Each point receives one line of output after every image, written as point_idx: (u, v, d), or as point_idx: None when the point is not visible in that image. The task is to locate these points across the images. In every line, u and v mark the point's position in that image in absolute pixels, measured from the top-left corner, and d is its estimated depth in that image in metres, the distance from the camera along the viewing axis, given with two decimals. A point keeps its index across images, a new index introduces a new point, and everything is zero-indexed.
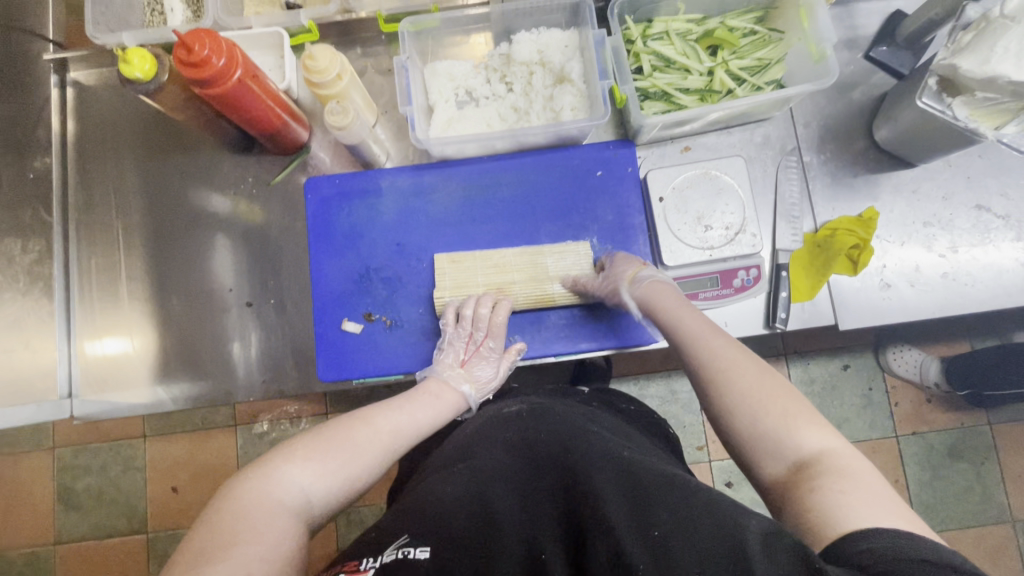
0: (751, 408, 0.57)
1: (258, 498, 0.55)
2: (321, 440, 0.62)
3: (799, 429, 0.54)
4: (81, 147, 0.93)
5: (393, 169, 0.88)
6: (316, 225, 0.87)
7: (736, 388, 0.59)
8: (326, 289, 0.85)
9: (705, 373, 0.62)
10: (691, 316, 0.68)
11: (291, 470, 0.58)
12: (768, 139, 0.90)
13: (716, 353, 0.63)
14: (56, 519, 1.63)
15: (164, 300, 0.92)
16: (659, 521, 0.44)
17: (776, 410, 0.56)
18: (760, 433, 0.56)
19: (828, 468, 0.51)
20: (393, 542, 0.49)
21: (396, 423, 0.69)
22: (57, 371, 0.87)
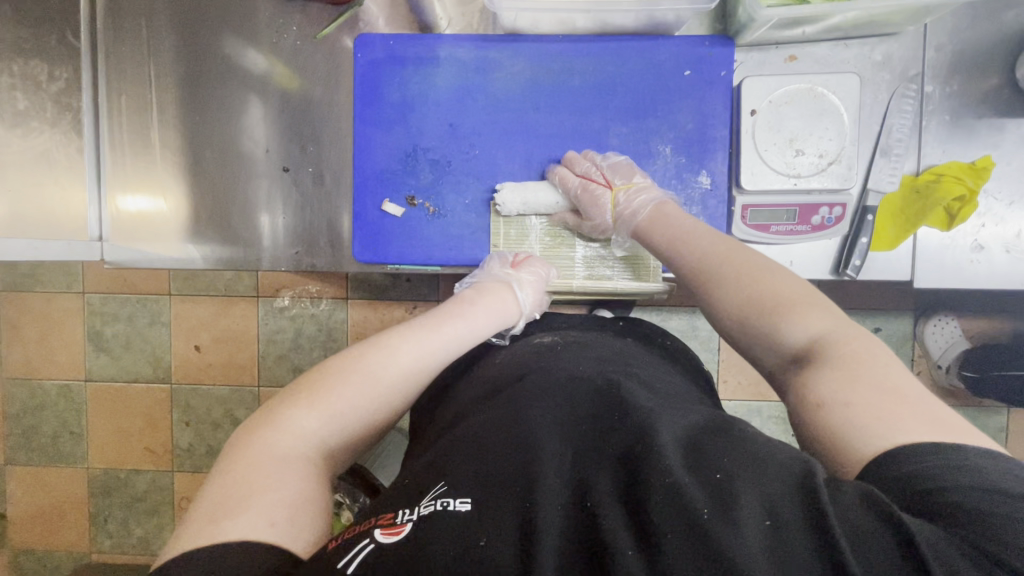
0: (746, 317, 0.58)
1: (277, 448, 0.52)
2: (346, 377, 0.60)
3: (869, 349, 0.50)
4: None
5: (454, 36, 0.77)
6: (364, 91, 0.79)
7: (732, 293, 0.60)
8: (369, 164, 0.79)
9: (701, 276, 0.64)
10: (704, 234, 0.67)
11: (310, 422, 0.55)
12: (889, 59, 0.77)
13: (742, 279, 0.60)
14: (86, 359, 1.71)
15: (197, 153, 0.86)
16: (727, 469, 0.42)
17: (848, 340, 0.50)
18: (816, 355, 0.51)
19: (889, 385, 0.46)
20: (430, 491, 0.46)
21: (393, 348, 0.64)
22: (87, 212, 0.81)
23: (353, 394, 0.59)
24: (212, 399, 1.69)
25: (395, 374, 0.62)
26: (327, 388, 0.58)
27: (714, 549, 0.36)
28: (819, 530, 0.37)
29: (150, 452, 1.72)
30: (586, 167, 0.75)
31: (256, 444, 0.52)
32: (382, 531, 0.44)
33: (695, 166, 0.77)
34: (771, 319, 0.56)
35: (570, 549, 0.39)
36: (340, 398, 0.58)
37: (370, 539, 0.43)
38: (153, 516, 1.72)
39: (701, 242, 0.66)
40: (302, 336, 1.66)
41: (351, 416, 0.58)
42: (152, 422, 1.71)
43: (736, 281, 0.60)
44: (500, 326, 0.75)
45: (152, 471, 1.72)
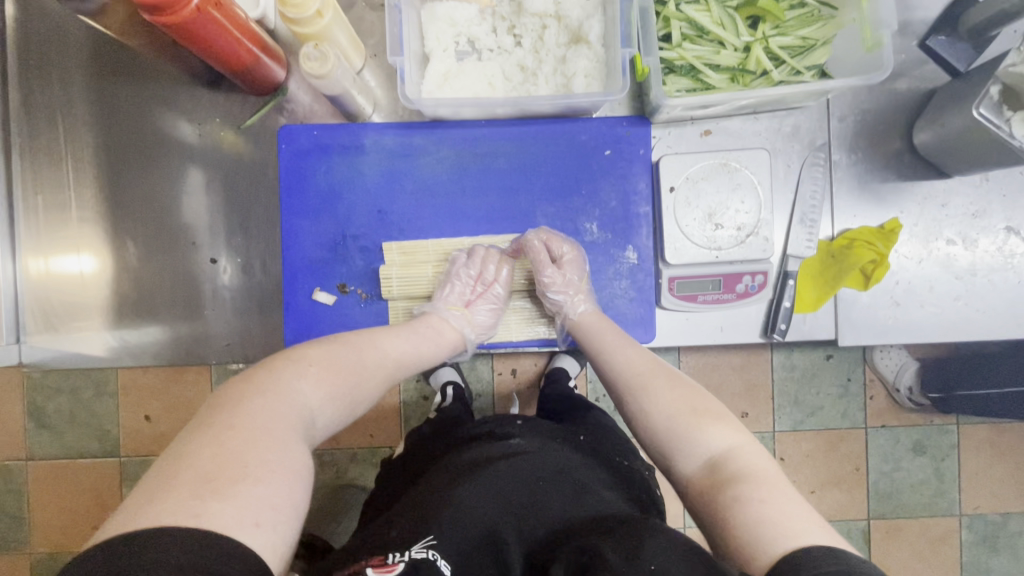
0: (675, 418, 0.57)
1: (281, 408, 0.52)
2: (348, 354, 0.61)
3: (706, 432, 0.55)
4: (25, 62, 0.82)
5: (379, 125, 0.78)
6: (290, 181, 0.78)
7: (651, 397, 0.60)
8: (298, 254, 0.78)
9: (624, 385, 0.64)
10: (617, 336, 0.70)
11: (309, 390, 0.56)
12: (797, 130, 0.81)
13: (631, 366, 0.65)
14: (27, 436, 1.63)
15: (120, 245, 0.84)
16: (655, 558, 0.45)
17: (687, 423, 0.57)
18: (669, 439, 0.57)
19: (732, 472, 0.51)
20: (419, 539, 0.52)
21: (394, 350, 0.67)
22: (2, 315, 0.81)
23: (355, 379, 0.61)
24: None
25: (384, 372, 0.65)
26: (319, 360, 0.59)
27: None
28: None
29: None
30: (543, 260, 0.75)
31: (240, 395, 0.51)
32: (373, 570, 0.49)
33: (621, 242, 0.78)
34: (635, 401, 0.62)
35: None
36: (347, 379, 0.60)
37: (361, 575, 0.49)
38: None
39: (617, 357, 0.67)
40: None
41: (337, 418, 0.59)
42: (100, 498, 1.64)
43: (651, 395, 0.61)
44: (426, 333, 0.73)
45: None
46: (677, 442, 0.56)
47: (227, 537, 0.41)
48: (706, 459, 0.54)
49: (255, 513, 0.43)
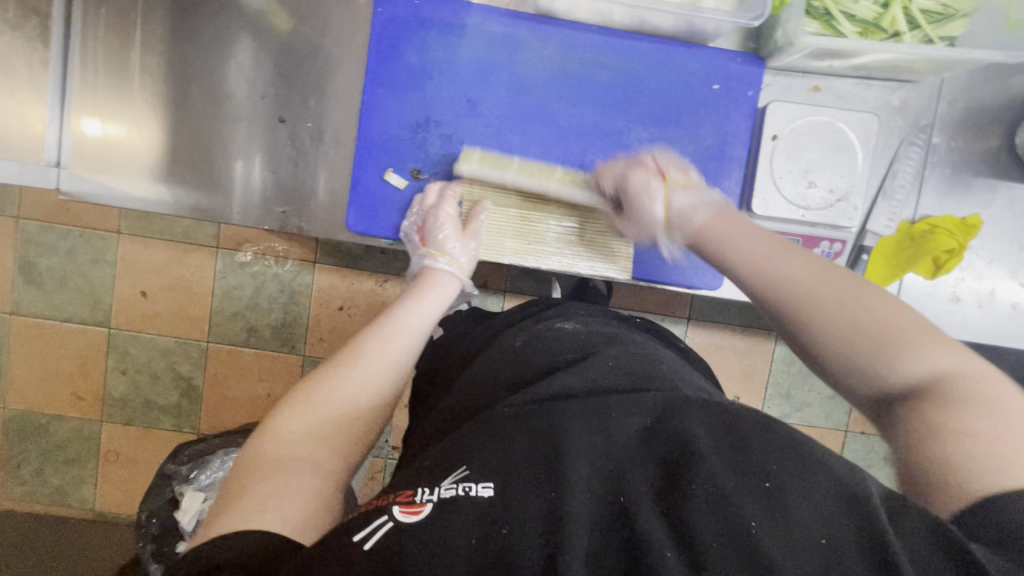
0: (862, 329, 0.53)
1: (275, 449, 0.54)
2: (343, 374, 0.62)
3: (916, 353, 0.50)
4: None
5: (485, 8, 0.73)
6: (380, 50, 0.73)
7: (831, 314, 0.55)
8: (375, 129, 0.74)
9: (797, 302, 0.57)
10: (750, 241, 0.63)
11: (300, 420, 0.57)
12: (905, 106, 0.78)
13: (799, 277, 0.59)
14: (14, 290, 1.57)
15: (182, 87, 0.77)
16: (770, 470, 0.41)
17: (868, 343, 0.52)
18: (849, 353, 0.53)
19: (942, 392, 0.47)
20: (452, 472, 0.44)
21: (398, 352, 0.66)
22: (47, 133, 0.75)
23: (358, 375, 0.62)
24: (153, 350, 1.60)
25: (400, 355, 0.66)
26: (318, 387, 0.60)
27: (757, 553, 0.37)
28: (868, 541, 0.37)
29: (78, 399, 1.62)
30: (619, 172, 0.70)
31: (252, 451, 0.54)
32: (399, 509, 0.43)
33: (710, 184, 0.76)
34: (794, 322, 0.57)
35: (600, 539, 0.39)
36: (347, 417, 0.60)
37: (387, 516, 0.42)
38: (73, 466, 1.63)
39: (779, 267, 0.60)
40: (260, 296, 1.59)
41: (353, 405, 0.60)
42: (83, 366, 1.60)
43: (869, 296, 0.55)
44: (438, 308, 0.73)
45: (78, 419, 1.62)
46: (862, 370, 0.52)
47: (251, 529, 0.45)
48: (909, 381, 0.50)
49: (270, 513, 0.48)
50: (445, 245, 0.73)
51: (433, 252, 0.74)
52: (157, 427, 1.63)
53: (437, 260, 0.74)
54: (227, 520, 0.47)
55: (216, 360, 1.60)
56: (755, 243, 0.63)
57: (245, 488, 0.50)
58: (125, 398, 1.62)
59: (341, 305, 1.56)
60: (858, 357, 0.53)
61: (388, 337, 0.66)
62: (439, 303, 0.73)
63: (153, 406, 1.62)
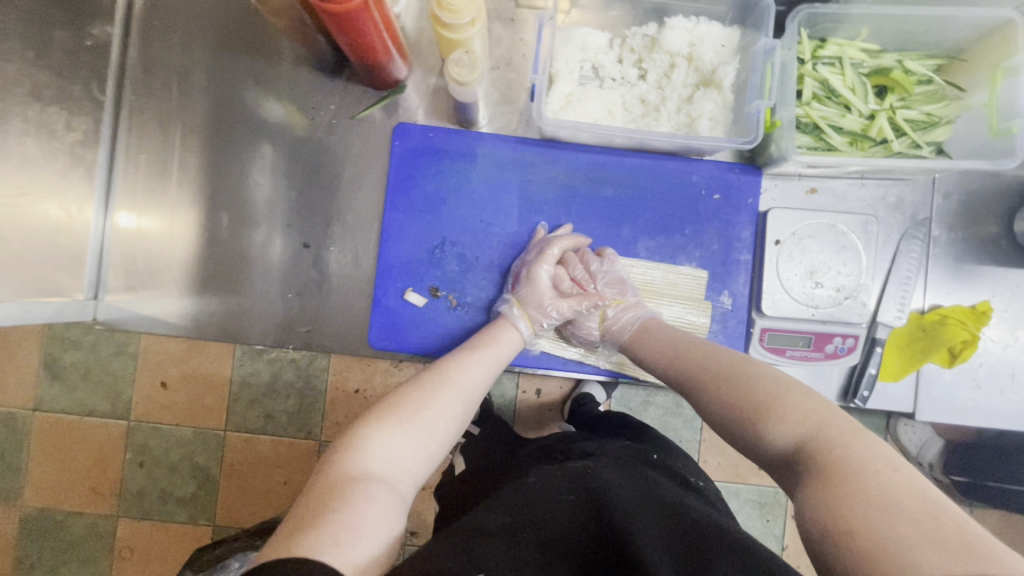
0: (729, 409, 0.56)
1: (360, 467, 0.54)
2: (436, 399, 0.62)
3: (780, 418, 0.52)
4: (149, 19, 0.82)
5: (494, 136, 0.78)
6: (398, 178, 0.78)
7: (721, 401, 0.57)
8: (394, 253, 0.78)
9: (690, 381, 0.62)
10: (672, 335, 0.69)
11: (387, 438, 0.57)
12: (901, 202, 0.81)
13: (684, 367, 0.64)
14: (38, 386, 1.61)
15: (213, 216, 0.82)
16: None
17: (753, 414, 0.54)
18: (732, 426, 0.56)
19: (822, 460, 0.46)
20: None
21: (472, 386, 0.66)
22: (86, 267, 0.79)
23: (447, 410, 0.62)
24: (171, 440, 1.60)
25: (477, 395, 0.66)
26: (405, 407, 0.60)
27: None
28: None
29: (95, 494, 1.61)
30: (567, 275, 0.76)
31: (335, 464, 0.54)
32: None
33: (718, 287, 0.78)
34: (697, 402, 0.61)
35: None
36: (431, 443, 0.60)
37: None
38: (89, 565, 1.60)
39: (683, 363, 0.64)
40: (277, 382, 1.60)
41: (427, 449, 0.59)
42: (101, 461, 1.61)
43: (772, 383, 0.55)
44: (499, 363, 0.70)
45: (94, 515, 1.61)
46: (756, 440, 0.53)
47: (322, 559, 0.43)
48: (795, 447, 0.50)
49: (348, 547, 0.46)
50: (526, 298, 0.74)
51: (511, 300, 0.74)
52: (172, 520, 1.61)
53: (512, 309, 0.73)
54: (302, 540, 0.45)
55: (233, 449, 1.60)
56: (662, 337, 0.69)
57: (328, 506, 0.49)
58: (142, 491, 1.61)
59: (357, 387, 1.57)
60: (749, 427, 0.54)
61: (466, 373, 0.66)
62: (512, 341, 0.72)
63: (169, 498, 1.61)
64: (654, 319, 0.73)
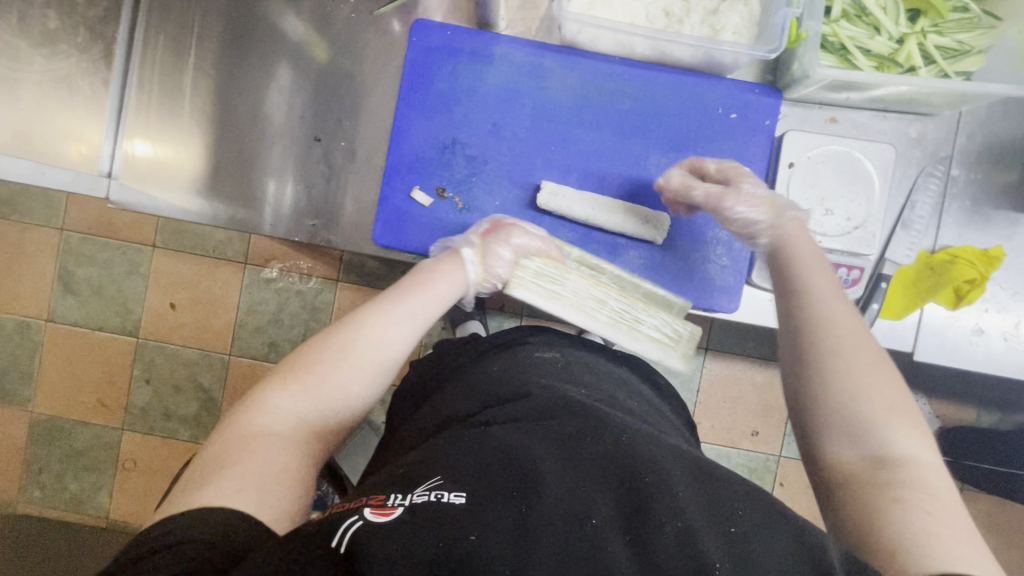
0: (857, 401, 0.55)
1: (258, 426, 0.56)
2: (333, 355, 0.62)
3: (898, 430, 0.54)
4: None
5: (513, 39, 0.77)
6: (413, 76, 0.78)
7: (853, 379, 0.56)
8: (404, 151, 0.78)
9: (823, 338, 0.59)
10: (824, 278, 0.63)
11: (284, 398, 0.58)
12: (922, 138, 0.80)
13: (834, 320, 0.60)
14: (52, 298, 1.64)
15: (229, 104, 0.82)
16: (738, 517, 0.47)
17: (880, 410, 0.55)
18: (847, 412, 0.55)
19: (912, 476, 0.51)
20: (424, 481, 0.48)
21: (392, 334, 0.65)
22: (102, 145, 0.80)
23: (351, 358, 0.62)
24: (178, 360, 1.64)
25: (399, 338, 0.65)
26: (301, 369, 0.60)
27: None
28: None
29: (102, 406, 1.66)
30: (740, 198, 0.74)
31: (236, 423, 0.56)
32: (372, 510, 0.46)
33: None
34: (821, 359, 0.58)
35: (554, 547, 0.44)
36: (343, 385, 0.61)
37: (359, 515, 0.46)
38: (92, 473, 1.66)
39: (829, 304, 0.61)
40: (282, 311, 1.63)
41: (342, 390, 0.61)
42: (109, 374, 1.65)
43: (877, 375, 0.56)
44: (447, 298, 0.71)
45: (100, 426, 1.66)
46: (857, 420, 0.55)
47: (221, 506, 0.47)
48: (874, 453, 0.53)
49: (246, 494, 0.49)
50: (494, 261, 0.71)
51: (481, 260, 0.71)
52: (174, 437, 1.65)
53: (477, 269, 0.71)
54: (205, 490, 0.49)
55: (237, 373, 1.64)
56: (820, 277, 0.63)
57: (226, 461, 0.52)
58: (147, 407, 1.66)
59: None
60: (836, 414, 0.56)
61: (379, 323, 0.65)
62: (444, 279, 0.70)
63: (172, 416, 1.65)
64: (823, 257, 0.66)
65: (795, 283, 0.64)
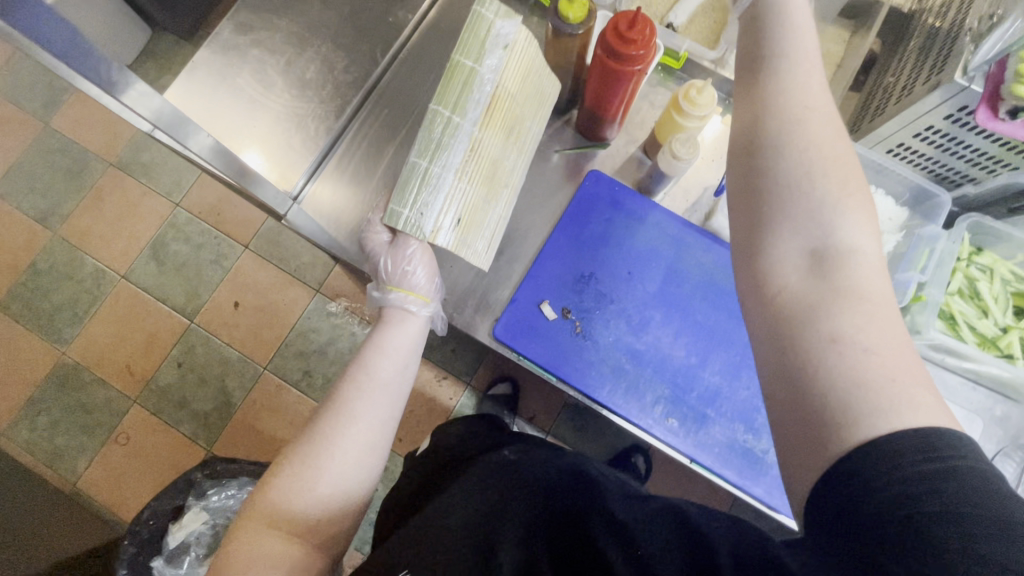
0: (813, 176, 0.50)
1: (241, 554, 0.56)
2: (302, 455, 0.62)
3: (852, 222, 0.48)
4: (441, 17, 0.99)
5: (667, 211, 0.90)
6: (576, 211, 0.90)
7: (803, 208, 0.50)
8: (546, 266, 0.88)
9: (788, 120, 0.53)
10: (808, 73, 0.56)
11: (260, 519, 0.59)
12: (1006, 419, 0.85)
13: (815, 153, 0.51)
14: (137, 259, 1.74)
15: (411, 175, 0.93)
16: (644, 539, 0.48)
17: (835, 186, 0.50)
18: (788, 196, 0.51)
19: (847, 280, 0.46)
20: (396, 572, 0.51)
21: (356, 411, 0.65)
22: (299, 176, 0.93)
23: (318, 447, 0.62)
24: (217, 356, 1.68)
25: (371, 407, 0.66)
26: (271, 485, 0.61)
27: None
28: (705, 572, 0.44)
29: (127, 372, 1.68)
30: None
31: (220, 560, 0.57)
32: None
33: None
34: (780, 137, 0.53)
35: None
36: (313, 480, 0.61)
37: None
38: (84, 434, 1.63)
39: (823, 132, 0.52)
40: (330, 346, 1.69)
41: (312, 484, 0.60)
42: (150, 345, 1.69)
43: (837, 179, 0.50)
44: (410, 349, 0.73)
45: (116, 391, 1.66)
46: (793, 227, 0.50)
47: None
48: (812, 251, 0.49)
49: None
50: (408, 278, 0.76)
51: (388, 287, 0.76)
52: (177, 428, 1.64)
53: (393, 294, 0.75)
54: None
55: (263, 388, 1.66)
56: (796, 77, 0.55)
57: None
58: (167, 388, 1.67)
59: None
60: (774, 210, 0.51)
61: (344, 406, 0.65)
62: (387, 345, 0.72)
63: (186, 407, 1.65)
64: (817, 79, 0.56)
65: (791, 68, 0.56)
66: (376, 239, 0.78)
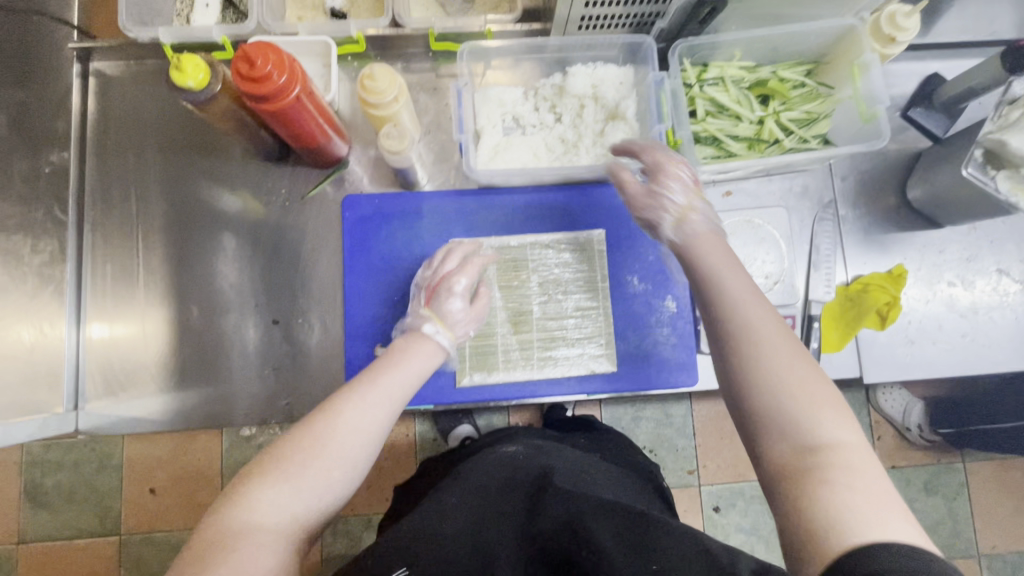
0: (750, 379, 0.54)
1: (241, 523, 0.51)
2: (315, 445, 0.56)
3: (831, 449, 0.49)
4: (103, 127, 0.87)
5: (436, 193, 0.86)
6: (354, 246, 0.85)
7: (786, 417, 0.51)
8: (360, 313, 0.83)
9: (737, 337, 0.56)
10: (755, 307, 0.58)
11: (266, 495, 0.53)
12: (807, 189, 0.91)
13: (773, 357, 0.54)
14: None
15: (184, 308, 0.86)
16: (659, 554, 0.54)
17: (802, 401, 0.51)
18: (760, 383, 0.53)
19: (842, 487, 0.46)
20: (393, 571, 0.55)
21: (369, 424, 0.59)
22: (64, 380, 0.82)
23: (331, 448, 0.56)
24: None
25: (379, 418, 0.60)
26: (280, 465, 0.54)
27: None
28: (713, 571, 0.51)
29: None
30: (632, 181, 0.74)
31: (223, 516, 0.51)
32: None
33: (661, 296, 0.85)
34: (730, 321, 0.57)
35: None
36: (315, 484, 0.55)
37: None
38: None
39: (770, 343, 0.55)
40: None
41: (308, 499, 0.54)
42: None
43: (785, 378, 0.52)
44: (421, 375, 0.67)
45: None
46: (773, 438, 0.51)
47: None
48: (813, 471, 0.48)
49: None
50: (451, 314, 0.73)
51: (431, 320, 0.71)
52: None
53: (428, 327, 0.70)
54: None
55: None
56: (753, 306, 0.58)
57: (205, 567, 0.47)
58: None
59: None
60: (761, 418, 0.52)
61: (353, 413, 0.59)
62: (413, 369, 0.66)
63: None
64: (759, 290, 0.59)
65: (733, 298, 0.59)
66: (455, 291, 0.74)
